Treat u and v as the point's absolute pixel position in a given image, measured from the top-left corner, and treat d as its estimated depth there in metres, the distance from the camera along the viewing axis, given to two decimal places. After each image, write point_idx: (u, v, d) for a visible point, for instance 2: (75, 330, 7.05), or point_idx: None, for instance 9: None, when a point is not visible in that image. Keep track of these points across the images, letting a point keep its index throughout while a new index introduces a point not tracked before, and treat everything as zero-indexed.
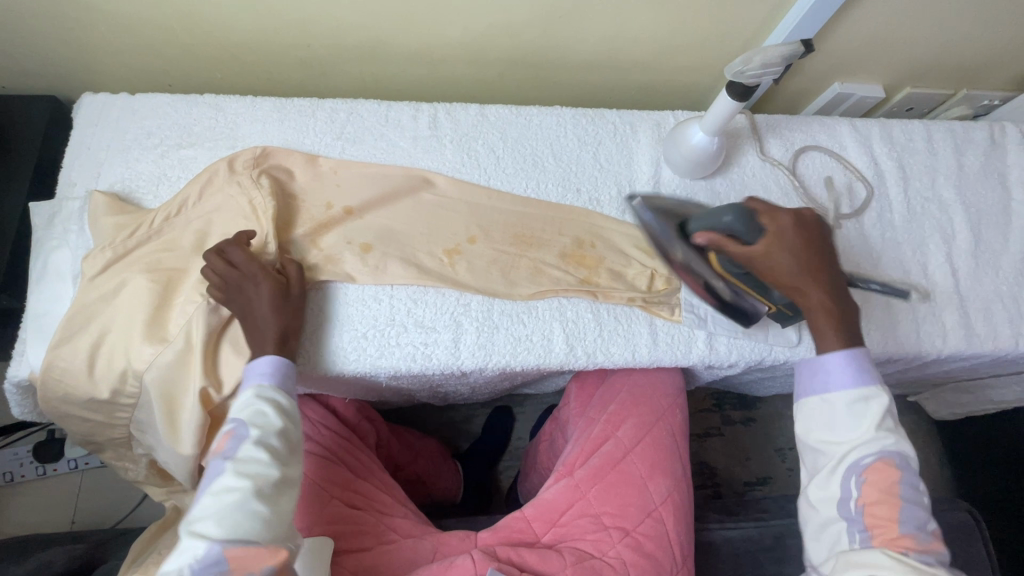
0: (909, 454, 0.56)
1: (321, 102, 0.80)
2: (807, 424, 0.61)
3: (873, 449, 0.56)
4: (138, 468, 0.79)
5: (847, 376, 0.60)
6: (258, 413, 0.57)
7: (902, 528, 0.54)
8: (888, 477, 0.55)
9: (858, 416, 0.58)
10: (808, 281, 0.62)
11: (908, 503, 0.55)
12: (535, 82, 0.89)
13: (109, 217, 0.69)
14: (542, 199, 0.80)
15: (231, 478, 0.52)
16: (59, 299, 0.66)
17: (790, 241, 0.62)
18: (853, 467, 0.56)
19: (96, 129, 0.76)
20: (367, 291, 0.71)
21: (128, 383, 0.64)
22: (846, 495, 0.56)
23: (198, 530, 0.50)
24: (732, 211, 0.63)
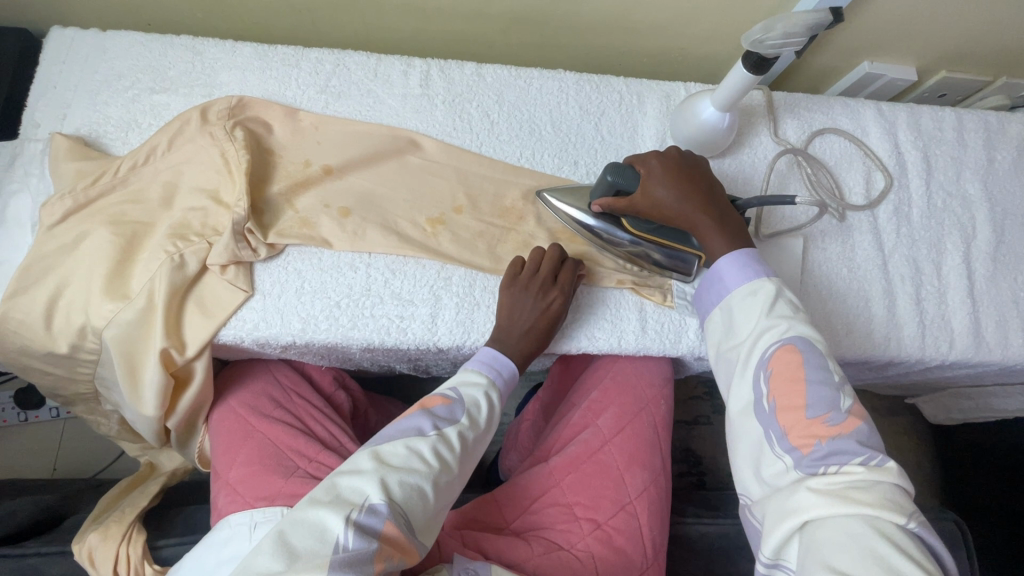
0: (812, 334, 0.55)
1: (306, 51, 0.75)
2: (713, 337, 0.62)
3: (773, 338, 0.55)
4: (110, 424, 0.78)
5: (743, 272, 0.60)
6: (494, 403, 0.61)
7: (810, 413, 0.50)
8: (792, 359, 0.53)
9: (750, 308, 0.58)
10: (697, 213, 0.63)
11: (814, 381, 0.52)
12: (539, 43, 0.83)
13: (72, 162, 0.65)
14: (537, 170, 0.75)
15: (423, 442, 0.54)
16: (17, 247, 0.63)
17: (653, 172, 0.64)
18: (759, 362, 0.55)
19: (63, 67, 0.71)
20: (343, 258, 0.68)
21: (87, 339, 0.62)
22: (757, 396, 0.54)
23: (378, 477, 0.51)
24: (609, 169, 0.64)
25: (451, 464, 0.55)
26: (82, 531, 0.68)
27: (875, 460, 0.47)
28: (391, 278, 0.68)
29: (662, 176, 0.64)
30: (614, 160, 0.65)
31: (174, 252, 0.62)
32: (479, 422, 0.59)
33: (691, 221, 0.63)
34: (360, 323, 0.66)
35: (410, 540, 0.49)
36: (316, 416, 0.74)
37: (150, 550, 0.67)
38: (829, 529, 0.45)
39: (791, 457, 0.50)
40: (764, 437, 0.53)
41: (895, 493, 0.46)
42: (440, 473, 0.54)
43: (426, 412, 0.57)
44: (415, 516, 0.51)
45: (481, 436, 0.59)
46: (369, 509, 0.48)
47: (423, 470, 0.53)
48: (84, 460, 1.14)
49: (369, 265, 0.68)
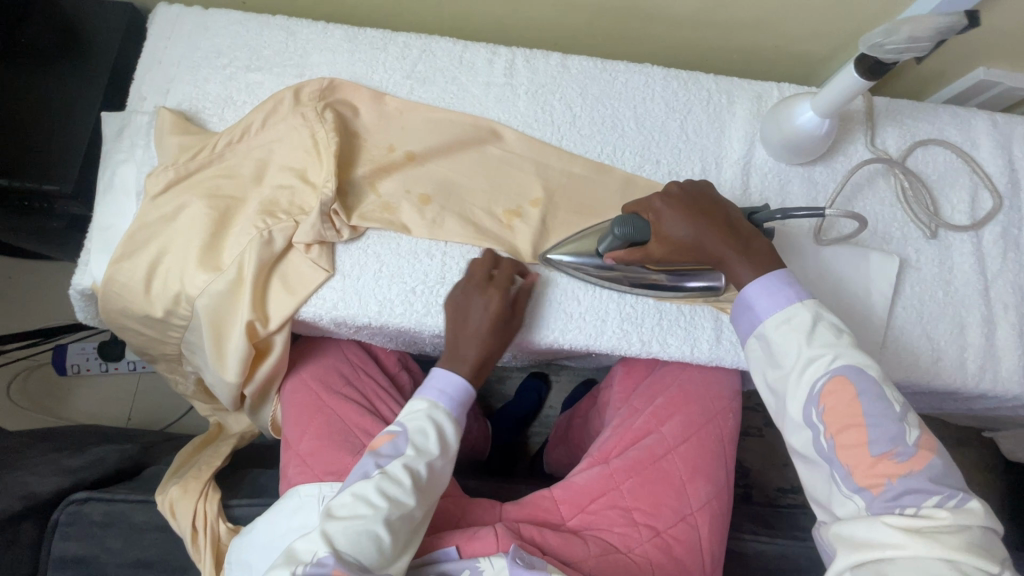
0: (860, 360, 0.51)
1: (394, 35, 0.75)
2: (755, 369, 0.57)
3: (819, 371, 0.52)
4: (187, 383, 0.83)
5: (774, 300, 0.56)
6: (453, 427, 0.60)
7: (874, 450, 0.48)
8: (845, 392, 0.50)
9: (788, 337, 0.54)
10: (719, 246, 0.59)
11: (872, 415, 0.49)
12: (625, 36, 0.80)
13: (179, 137, 0.67)
14: (616, 166, 0.74)
15: (370, 487, 0.54)
16: (122, 213, 0.66)
17: (669, 212, 0.61)
18: (809, 398, 0.52)
19: (167, 42, 0.74)
20: (420, 245, 0.69)
21: (180, 306, 0.65)
22: (813, 434, 0.51)
23: (322, 531, 0.51)
24: (615, 223, 0.61)
25: (406, 499, 0.55)
26: (164, 483, 0.72)
27: (955, 500, 0.46)
28: (465, 267, 0.68)
29: (671, 214, 0.61)
30: (620, 213, 0.62)
31: (263, 227, 0.65)
32: (435, 447, 0.58)
33: (713, 254, 0.60)
34: (433, 311, 0.67)
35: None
36: (382, 396, 0.77)
37: (224, 508, 0.70)
38: (903, 569, 0.44)
39: (862, 498, 0.48)
40: (829, 475, 0.51)
41: (985, 540, 0.44)
42: (393, 509, 0.54)
43: (372, 454, 0.57)
44: (370, 557, 0.51)
45: (439, 459, 0.58)
46: (317, 562, 0.49)
47: (370, 515, 0.53)
48: (155, 414, 1.23)
49: (444, 254, 0.69)
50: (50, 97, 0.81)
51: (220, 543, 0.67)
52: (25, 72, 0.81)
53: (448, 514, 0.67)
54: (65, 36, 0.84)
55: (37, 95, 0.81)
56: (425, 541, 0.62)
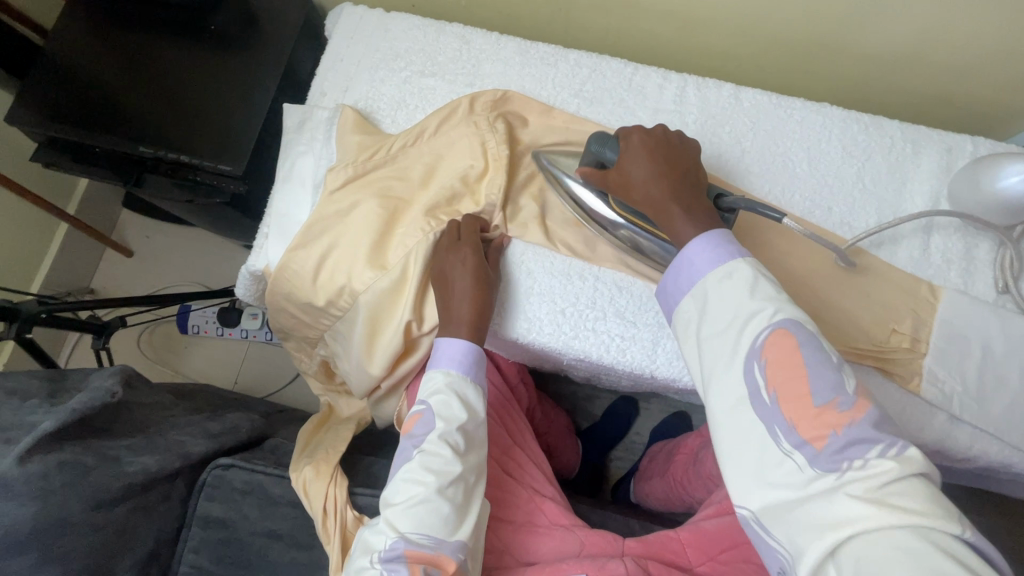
0: (802, 315, 0.47)
1: (566, 52, 0.75)
2: (688, 329, 0.53)
3: (760, 324, 0.47)
4: (310, 363, 0.87)
5: (713, 254, 0.52)
6: (443, 368, 0.61)
7: (816, 401, 0.43)
8: (786, 343, 0.46)
9: (727, 293, 0.50)
10: (666, 198, 0.56)
11: (813, 364, 0.44)
12: (801, 70, 0.77)
13: (358, 135, 0.70)
14: (784, 209, 0.70)
15: (418, 467, 0.56)
16: (299, 203, 0.70)
17: (632, 144, 0.60)
18: (751, 352, 0.47)
19: (351, 42, 0.77)
20: (575, 267, 0.68)
21: (341, 298, 0.67)
22: (751, 388, 0.46)
23: (390, 521, 0.54)
24: (593, 140, 0.63)
25: (453, 467, 0.56)
26: (296, 461, 0.76)
27: (896, 449, 0.40)
28: (617, 295, 0.67)
29: (638, 151, 0.59)
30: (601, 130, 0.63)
31: (428, 230, 0.66)
32: (453, 399, 0.59)
33: (657, 207, 0.57)
34: (581, 335, 0.66)
35: (437, 551, 0.53)
36: (507, 409, 0.78)
37: (350, 495, 0.73)
38: (872, 547, 0.37)
39: (803, 455, 0.43)
40: (767, 431, 0.45)
41: (934, 492, 0.39)
42: (446, 479, 0.55)
43: (409, 436, 0.59)
44: (437, 529, 0.54)
45: (465, 412, 0.59)
46: (390, 549, 0.52)
47: (426, 491, 0.55)
48: (258, 382, 1.29)
49: (597, 278, 0.68)
50: (231, 82, 0.86)
51: (346, 531, 0.69)
52: (212, 57, 0.88)
53: (571, 543, 0.65)
54: (247, 25, 0.89)
55: (221, 79, 0.87)
56: (551, 565, 0.61)
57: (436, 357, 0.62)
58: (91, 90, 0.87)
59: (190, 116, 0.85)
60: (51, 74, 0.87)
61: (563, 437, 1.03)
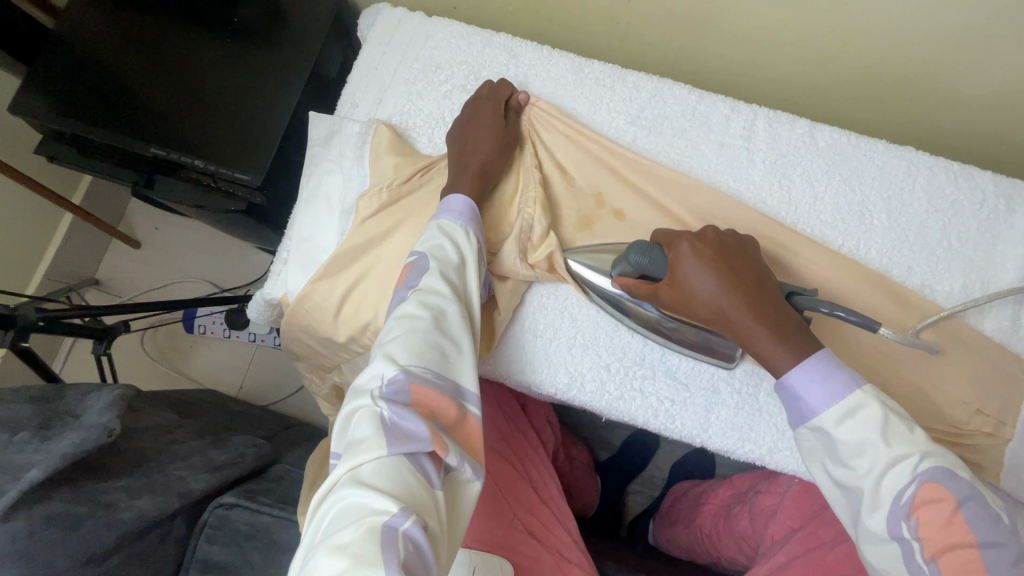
0: (948, 459, 0.44)
1: (625, 73, 0.68)
2: (815, 463, 0.48)
3: (904, 476, 0.44)
4: (321, 385, 0.79)
5: (826, 388, 0.47)
6: (430, 267, 0.52)
7: (992, 573, 0.41)
8: (941, 502, 0.43)
9: (858, 437, 0.45)
10: (743, 316, 0.50)
11: (976, 523, 0.42)
12: (881, 106, 0.70)
13: (392, 156, 0.64)
14: (857, 266, 0.64)
15: (384, 398, 0.44)
16: (324, 227, 0.64)
17: (686, 257, 0.52)
18: (897, 510, 0.43)
19: (387, 48, 0.70)
20: (622, 317, 0.61)
21: (365, 336, 0.61)
22: (906, 548, 0.43)
23: (354, 473, 0.41)
24: (631, 249, 0.54)
25: (429, 387, 0.46)
26: (305, 500, 0.70)
27: None
28: (668, 352, 0.60)
29: (698, 266, 0.52)
30: (641, 237, 0.55)
31: None
32: (440, 296, 0.51)
33: (735, 330, 0.51)
34: (626, 395, 0.60)
35: (424, 478, 0.41)
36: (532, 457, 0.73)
37: None
38: None
39: None
40: None
41: None
42: (443, 395, 0.46)
43: (367, 374, 0.47)
44: (417, 461, 0.42)
45: (456, 311, 0.51)
46: (364, 500, 0.39)
47: (398, 418, 0.43)
48: (264, 388, 1.24)
49: (647, 332, 0.61)
50: (253, 80, 0.80)
51: None
52: (235, 51, 0.81)
53: None
54: (272, 18, 0.82)
55: (243, 77, 0.80)
56: None
57: (417, 269, 0.53)
58: (101, 80, 0.80)
59: (207, 116, 0.78)
60: (59, 61, 0.81)
61: (581, 476, 0.99)
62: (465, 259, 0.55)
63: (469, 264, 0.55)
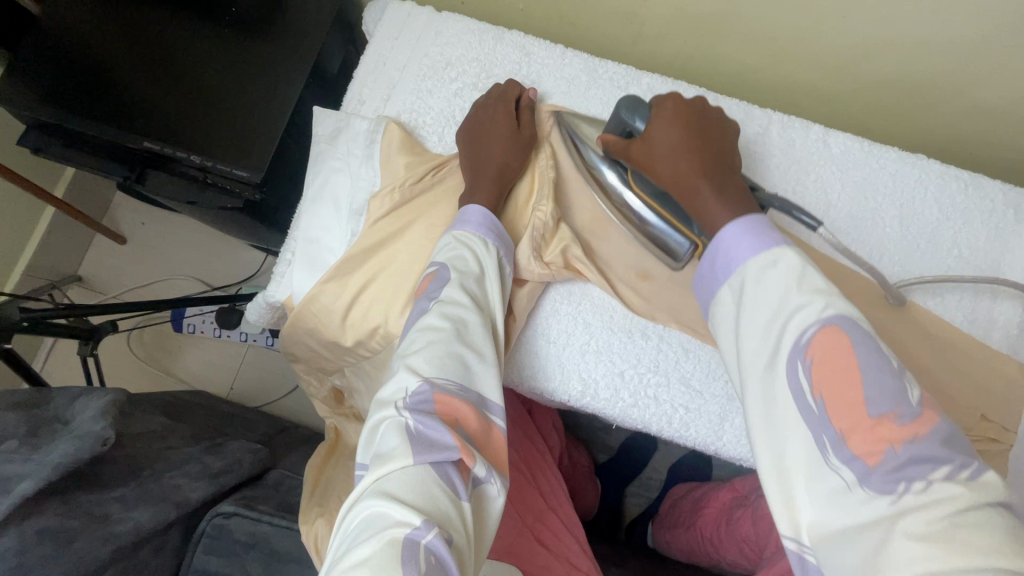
0: (856, 311, 0.40)
1: (640, 75, 0.67)
2: (722, 326, 0.46)
3: (809, 318, 0.40)
4: (319, 387, 0.76)
5: (750, 240, 0.44)
6: (450, 278, 0.51)
7: (872, 411, 0.37)
8: (837, 343, 0.38)
9: (770, 283, 0.42)
10: (692, 171, 0.48)
11: (872, 368, 0.37)
12: (891, 114, 0.70)
13: (401, 154, 0.62)
14: (870, 273, 0.63)
15: (409, 407, 0.43)
16: (331, 228, 0.62)
17: (662, 114, 0.52)
18: (794, 351, 0.40)
19: (395, 44, 0.68)
20: (636, 324, 0.61)
21: (374, 341, 0.60)
22: (795, 390, 0.39)
23: (377, 484, 0.40)
24: (621, 104, 0.55)
25: (455, 397, 0.44)
26: (306, 508, 0.67)
27: (969, 471, 0.35)
28: (683, 359, 0.60)
29: (667, 120, 0.51)
30: (634, 95, 0.55)
31: None
32: (460, 306, 0.50)
33: (681, 185, 0.49)
34: (641, 403, 0.59)
35: (451, 488, 0.40)
36: (540, 464, 0.72)
37: None
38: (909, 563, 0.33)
39: (852, 471, 0.36)
40: (811, 443, 0.38)
41: (1008, 526, 0.33)
42: (467, 406, 0.45)
43: (391, 385, 0.46)
44: (443, 471, 0.40)
45: (477, 321, 0.50)
46: (387, 511, 0.38)
47: (423, 426, 0.42)
48: (255, 389, 1.21)
49: (661, 339, 0.60)
50: (250, 72, 0.77)
51: None
52: (233, 42, 0.77)
53: None
54: (272, 8, 0.79)
55: (242, 69, 0.77)
56: None
57: (437, 279, 0.52)
58: (91, 70, 0.76)
59: (203, 109, 0.75)
60: (45, 50, 0.77)
61: (583, 480, 0.99)
62: (486, 270, 0.54)
63: (489, 275, 0.53)
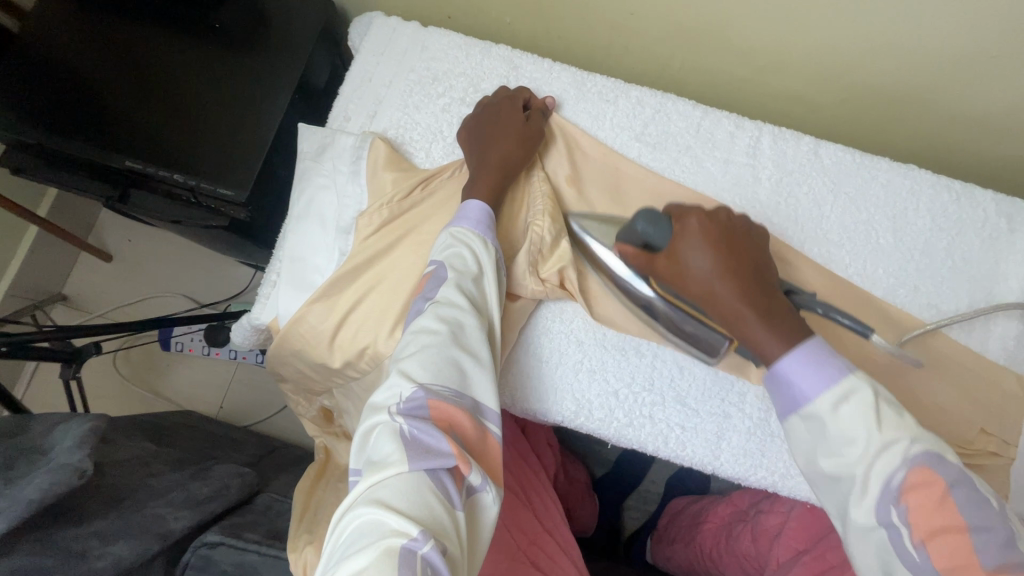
0: (941, 447, 0.41)
1: (629, 87, 0.66)
2: (797, 448, 0.46)
3: (895, 461, 0.41)
4: (308, 408, 0.74)
5: (817, 374, 0.45)
6: (446, 277, 0.50)
7: (988, 561, 0.38)
8: (932, 487, 0.40)
9: (851, 419, 0.43)
10: (734, 299, 0.48)
11: (967, 507, 0.39)
12: (882, 124, 0.69)
13: (388, 171, 0.61)
14: (864, 285, 0.63)
15: (403, 412, 0.42)
16: (317, 247, 0.61)
17: (691, 233, 0.51)
18: (884, 495, 0.41)
19: (381, 59, 0.67)
20: (630, 341, 0.59)
21: (362, 362, 0.58)
22: (896, 540, 0.40)
23: (371, 493, 0.38)
24: (640, 217, 0.52)
25: (450, 401, 0.43)
26: (294, 535, 0.66)
27: None
28: (678, 376, 0.59)
29: (699, 239, 0.50)
30: (649, 205, 0.53)
31: None
32: (458, 308, 0.49)
33: (727, 314, 0.49)
34: (636, 422, 0.58)
35: (446, 497, 0.38)
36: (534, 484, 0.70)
37: None
38: None
39: None
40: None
41: None
42: (463, 413, 0.43)
43: (386, 388, 0.44)
44: (438, 479, 0.39)
45: (473, 324, 0.49)
46: (381, 521, 0.36)
47: (419, 430, 0.40)
48: (246, 407, 1.18)
49: (656, 356, 0.59)
50: (235, 88, 0.76)
51: None
52: (216, 59, 0.76)
53: None
54: (257, 24, 0.78)
55: (226, 86, 0.76)
56: None
57: (435, 278, 0.51)
58: (71, 89, 0.75)
59: (186, 126, 0.74)
60: (24, 69, 0.75)
61: (581, 494, 0.97)
62: (484, 269, 0.52)
63: (487, 276, 0.52)
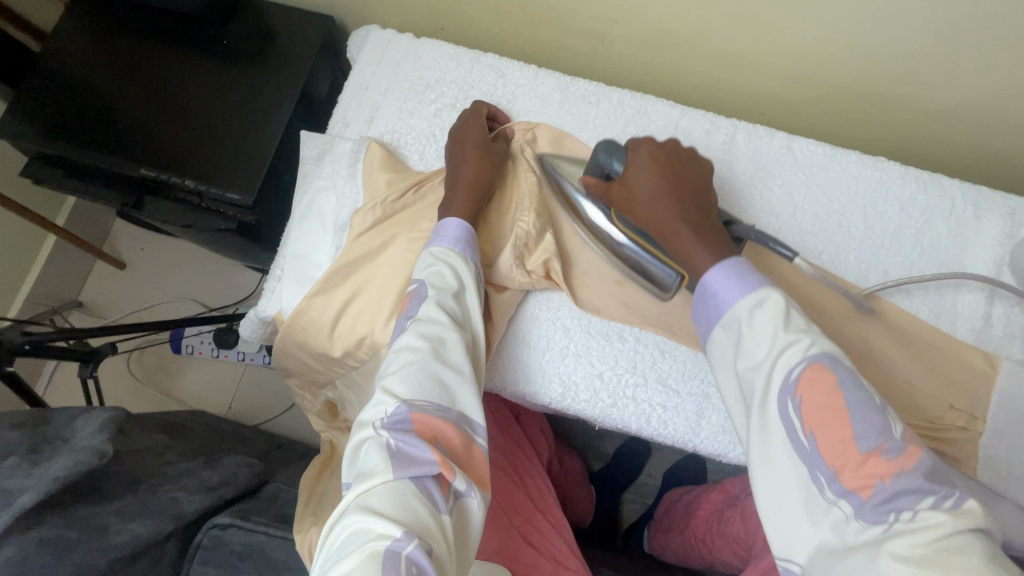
0: (839, 350, 0.43)
1: (610, 90, 0.70)
2: (719, 365, 0.48)
3: (796, 357, 0.43)
4: (314, 400, 0.78)
5: (738, 283, 0.47)
6: (427, 296, 0.53)
7: (862, 446, 0.39)
8: (823, 380, 0.41)
9: (761, 321, 0.45)
10: (672, 217, 0.52)
11: (854, 404, 0.40)
12: (851, 120, 0.73)
13: (383, 172, 0.65)
14: (837, 272, 0.66)
15: (388, 426, 0.45)
16: (318, 244, 0.65)
17: (639, 158, 0.55)
18: (784, 388, 0.42)
19: (377, 69, 0.72)
20: (613, 327, 0.63)
21: (361, 350, 0.62)
22: (789, 430, 0.42)
23: (360, 501, 0.42)
24: (599, 149, 0.58)
25: (434, 412, 0.46)
26: (300, 518, 0.69)
27: (951, 500, 0.36)
28: (659, 359, 0.62)
29: (643, 166, 0.54)
30: (609, 139, 0.59)
31: None
32: (439, 325, 0.52)
33: (661, 228, 0.52)
34: (620, 403, 0.61)
35: (430, 503, 0.42)
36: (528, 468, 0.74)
37: None
38: None
39: (850, 504, 0.38)
40: (807, 480, 0.40)
41: (987, 549, 0.35)
42: (447, 424, 0.46)
43: (371, 405, 0.48)
44: (423, 488, 0.42)
45: (455, 339, 0.51)
46: (369, 527, 0.40)
47: (403, 444, 0.44)
48: (254, 407, 1.22)
49: (638, 340, 0.63)
50: (241, 99, 0.81)
51: None
52: (224, 73, 0.82)
53: None
54: (262, 40, 0.83)
55: (233, 98, 0.81)
56: None
57: (416, 297, 0.54)
58: (89, 104, 0.80)
59: (195, 136, 0.79)
60: (46, 86, 0.81)
61: (578, 485, 1.00)
62: (464, 285, 0.55)
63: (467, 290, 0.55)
